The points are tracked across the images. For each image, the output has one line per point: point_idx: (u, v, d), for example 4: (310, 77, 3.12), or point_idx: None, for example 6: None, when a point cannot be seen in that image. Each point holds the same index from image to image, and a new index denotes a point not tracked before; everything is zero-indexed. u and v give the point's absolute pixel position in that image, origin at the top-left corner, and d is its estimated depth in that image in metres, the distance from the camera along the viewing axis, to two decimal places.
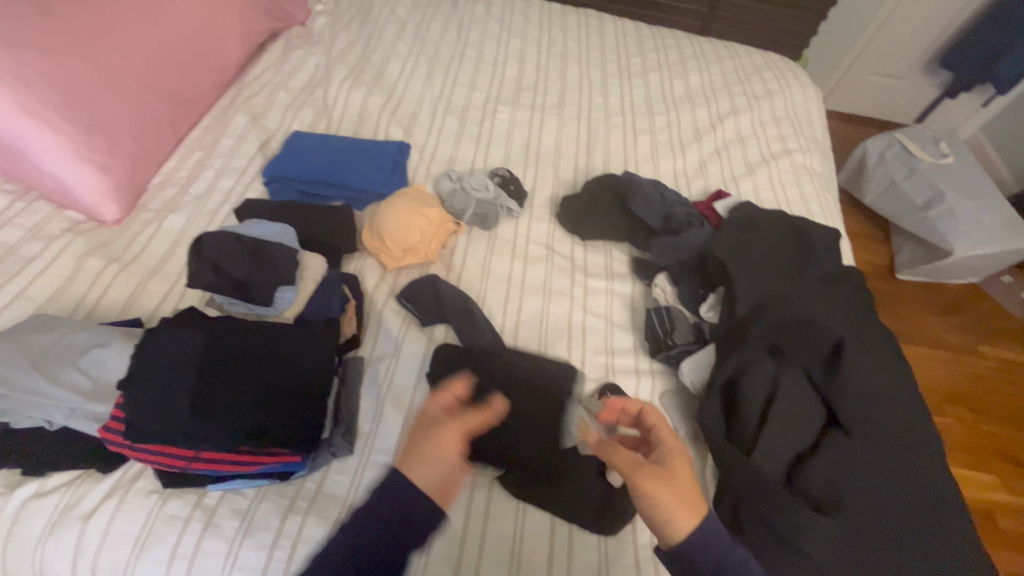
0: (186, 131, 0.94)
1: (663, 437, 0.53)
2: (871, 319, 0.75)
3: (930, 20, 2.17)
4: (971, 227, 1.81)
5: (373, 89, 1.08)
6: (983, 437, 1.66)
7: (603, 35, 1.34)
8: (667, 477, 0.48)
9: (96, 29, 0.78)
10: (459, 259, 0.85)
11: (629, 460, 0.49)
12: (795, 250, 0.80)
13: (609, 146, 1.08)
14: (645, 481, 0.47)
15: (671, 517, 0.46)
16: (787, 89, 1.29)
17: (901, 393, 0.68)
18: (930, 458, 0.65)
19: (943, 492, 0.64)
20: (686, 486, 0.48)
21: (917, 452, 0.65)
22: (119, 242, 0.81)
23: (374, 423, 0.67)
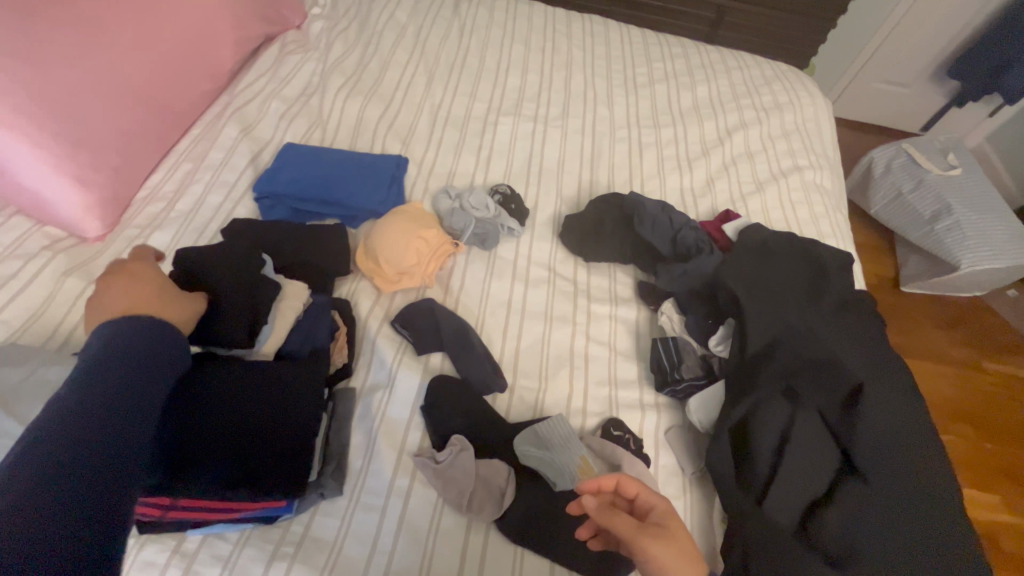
0: (174, 141, 0.90)
1: (650, 500, 0.52)
2: (886, 353, 0.72)
3: (939, 29, 2.13)
4: (978, 240, 1.78)
5: (370, 98, 1.04)
6: (988, 455, 1.63)
7: (608, 43, 1.31)
8: (668, 536, 0.47)
9: (80, 35, 0.73)
10: (457, 282, 0.81)
11: (628, 525, 0.48)
12: (808, 279, 0.77)
13: (614, 161, 1.04)
14: (648, 546, 0.47)
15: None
16: (797, 101, 1.25)
17: (918, 435, 0.65)
18: (949, 504, 0.62)
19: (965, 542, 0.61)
20: (685, 542, 0.48)
21: (936, 498, 0.62)
22: (102, 261, 0.77)
23: (366, 460, 0.64)
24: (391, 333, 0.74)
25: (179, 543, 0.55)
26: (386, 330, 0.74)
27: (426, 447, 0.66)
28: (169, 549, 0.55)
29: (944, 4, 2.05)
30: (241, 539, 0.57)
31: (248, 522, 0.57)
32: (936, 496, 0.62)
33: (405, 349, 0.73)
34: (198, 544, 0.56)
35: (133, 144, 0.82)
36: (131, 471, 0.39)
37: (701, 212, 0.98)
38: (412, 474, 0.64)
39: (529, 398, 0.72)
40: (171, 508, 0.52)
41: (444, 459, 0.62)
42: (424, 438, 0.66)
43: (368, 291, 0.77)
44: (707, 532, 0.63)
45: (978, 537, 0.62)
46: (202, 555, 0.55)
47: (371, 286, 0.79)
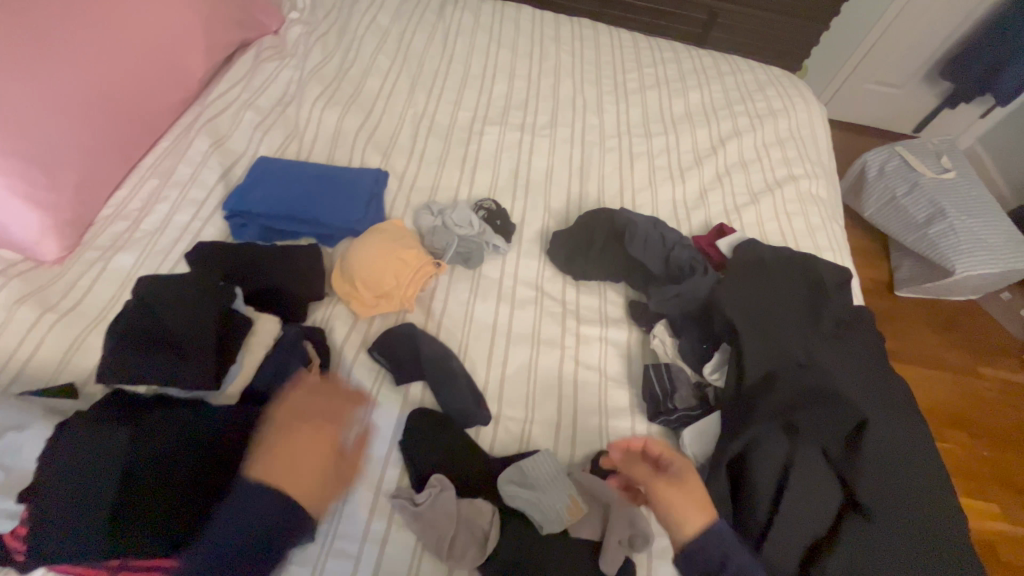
0: (140, 156, 0.85)
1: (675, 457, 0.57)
2: (888, 378, 0.69)
3: (932, 30, 2.11)
4: (973, 245, 1.76)
5: (349, 108, 1.00)
6: (984, 462, 1.61)
7: (598, 47, 1.27)
8: (677, 481, 0.55)
9: (35, 46, 0.68)
10: (439, 304, 0.77)
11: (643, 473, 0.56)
12: (807, 299, 0.74)
13: (604, 171, 1.01)
14: (660, 492, 0.54)
15: (682, 518, 0.52)
16: (791, 107, 1.22)
17: (923, 466, 0.62)
18: (956, 541, 0.59)
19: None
20: (695, 489, 0.54)
21: (942, 535, 0.59)
22: (58, 286, 0.72)
23: (339, 502, 0.60)
24: (369, 362, 0.70)
25: None
26: (363, 358, 0.69)
27: (404, 486, 0.61)
28: None
29: (937, 5, 2.03)
30: None
31: None
32: (943, 534, 0.59)
33: (383, 378, 0.69)
34: None
35: (95, 161, 0.77)
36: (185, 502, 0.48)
37: (694, 225, 0.95)
38: (390, 516, 0.60)
39: (516, 429, 0.68)
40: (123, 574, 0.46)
41: (424, 501, 0.58)
42: (402, 476, 0.62)
43: (344, 315, 0.73)
44: None
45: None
46: None
47: (347, 310, 0.74)
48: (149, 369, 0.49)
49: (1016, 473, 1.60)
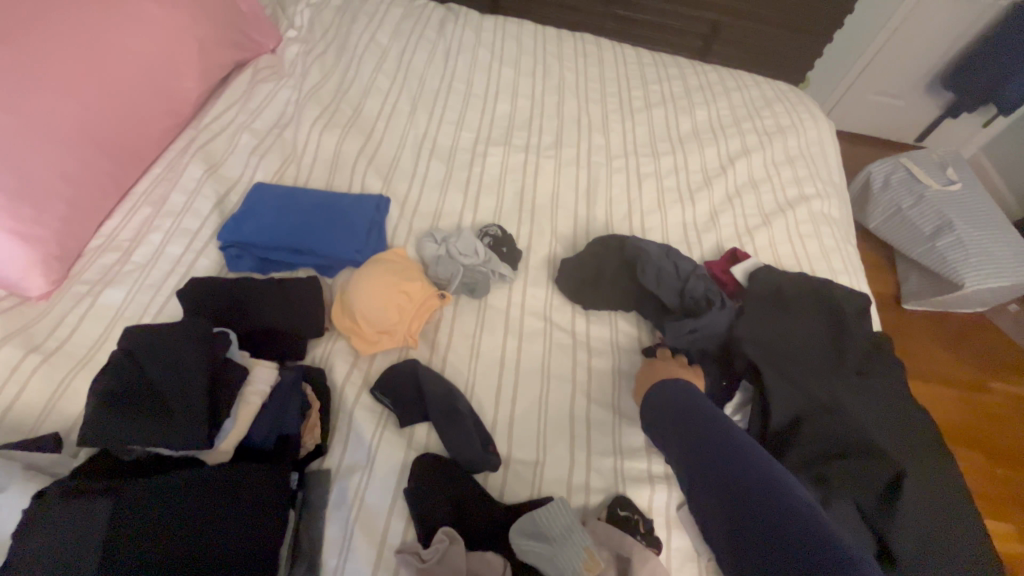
0: (131, 183, 0.82)
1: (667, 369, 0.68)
2: (915, 415, 0.66)
3: (934, 41, 2.10)
4: (982, 258, 1.73)
5: (349, 130, 0.97)
6: (999, 482, 1.58)
7: (602, 64, 1.25)
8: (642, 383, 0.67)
9: (20, 76, 0.65)
10: (444, 338, 0.74)
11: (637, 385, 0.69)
12: (828, 332, 0.71)
13: (611, 193, 0.98)
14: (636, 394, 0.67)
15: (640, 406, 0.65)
16: (799, 124, 1.20)
17: (956, 515, 0.59)
18: None
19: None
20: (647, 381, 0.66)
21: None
22: (43, 324, 0.69)
23: (340, 559, 0.56)
24: (371, 403, 0.66)
25: None
26: (365, 399, 0.66)
27: (410, 540, 0.58)
28: None
29: (938, 17, 2.01)
30: None
31: None
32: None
33: (385, 420, 0.65)
34: None
35: (83, 192, 0.73)
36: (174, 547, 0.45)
37: (706, 249, 0.92)
38: (395, 573, 0.56)
39: (527, 474, 0.64)
40: None
41: (431, 557, 0.54)
42: (408, 529, 0.59)
43: (344, 352, 0.70)
44: None
45: None
46: None
47: (348, 346, 0.71)
48: (126, 431, 0.46)
49: None
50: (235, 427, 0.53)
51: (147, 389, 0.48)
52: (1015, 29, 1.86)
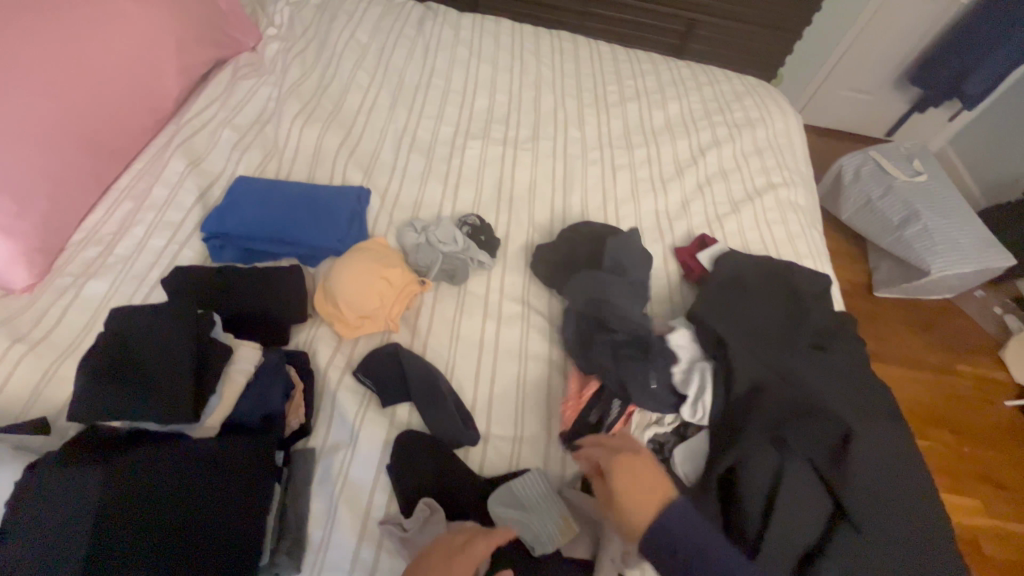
0: (113, 178, 0.83)
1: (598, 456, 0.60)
2: (869, 385, 0.70)
3: (900, 38, 2.17)
4: (947, 246, 1.80)
5: (329, 125, 0.99)
6: (966, 461, 1.64)
7: (578, 60, 1.28)
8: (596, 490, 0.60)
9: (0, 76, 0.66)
10: (425, 322, 0.77)
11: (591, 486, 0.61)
12: (788, 311, 0.75)
13: (587, 184, 1.01)
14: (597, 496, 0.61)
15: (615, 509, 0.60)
16: (768, 117, 1.24)
17: (906, 475, 0.63)
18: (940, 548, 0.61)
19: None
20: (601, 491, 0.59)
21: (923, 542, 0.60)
22: (27, 315, 0.70)
23: (326, 532, 0.58)
24: (354, 384, 0.68)
25: None
26: (348, 381, 0.68)
27: (393, 512, 0.60)
28: None
29: (904, 15, 2.09)
30: None
31: None
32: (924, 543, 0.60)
33: (368, 401, 0.68)
34: None
35: (65, 187, 0.75)
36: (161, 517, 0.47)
37: (677, 236, 0.95)
38: (378, 543, 0.59)
39: (505, 449, 0.67)
40: None
41: (412, 526, 0.57)
42: (390, 502, 0.61)
43: (327, 338, 0.72)
44: None
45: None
46: None
47: (331, 331, 0.73)
48: (116, 406, 0.48)
49: (997, 470, 1.64)
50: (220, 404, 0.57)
51: (136, 368, 0.50)
52: (975, 27, 1.94)
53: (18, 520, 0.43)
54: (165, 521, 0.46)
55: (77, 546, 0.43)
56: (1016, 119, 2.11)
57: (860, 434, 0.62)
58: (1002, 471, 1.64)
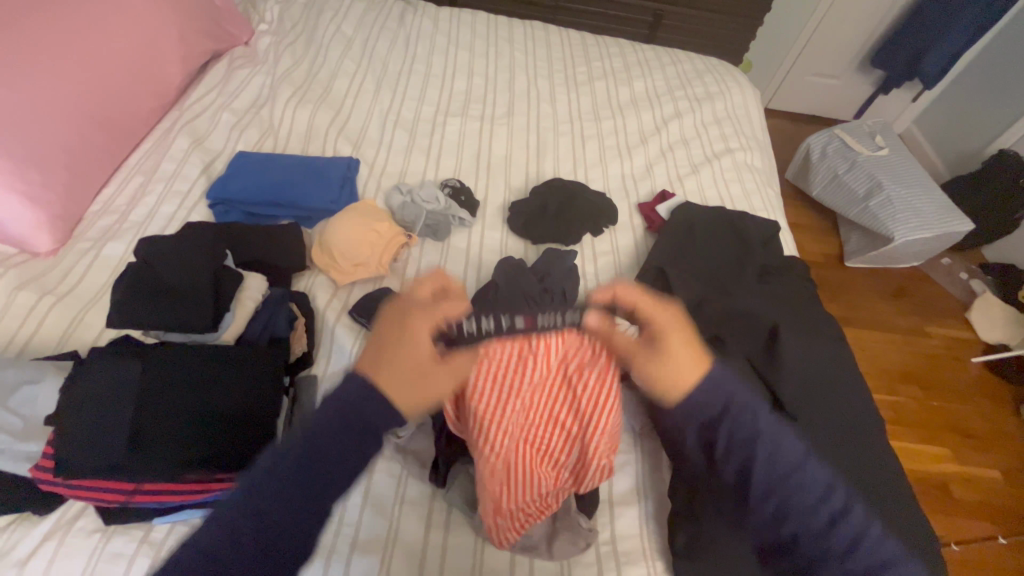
0: (123, 156, 0.91)
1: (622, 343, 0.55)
2: (806, 306, 0.80)
3: (859, 24, 2.25)
4: (908, 214, 1.88)
5: (319, 106, 1.08)
6: (934, 413, 1.73)
7: (549, 45, 1.38)
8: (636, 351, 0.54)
9: (19, 60, 0.73)
10: (412, 271, 0.85)
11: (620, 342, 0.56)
12: (736, 247, 0.86)
13: (559, 153, 1.10)
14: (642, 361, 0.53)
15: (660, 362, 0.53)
16: (726, 91, 1.34)
17: (838, 382, 0.74)
18: (862, 440, 0.72)
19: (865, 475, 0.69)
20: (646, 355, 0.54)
21: (850, 439, 0.71)
22: (54, 274, 0.78)
23: None
24: (350, 322, 0.77)
25: (147, 533, 0.57)
26: (344, 319, 0.77)
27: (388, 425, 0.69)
28: (137, 539, 0.57)
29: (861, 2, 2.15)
30: None
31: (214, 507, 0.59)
32: (844, 431, 0.71)
33: (363, 336, 0.76)
34: (165, 533, 0.58)
35: (82, 162, 0.82)
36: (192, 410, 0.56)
37: (641, 194, 1.05)
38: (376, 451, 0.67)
39: None
40: (135, 492, 0.54)
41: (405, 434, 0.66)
42: None
43: (324, 285, 0.80)
44: (656, 479, 0.71)
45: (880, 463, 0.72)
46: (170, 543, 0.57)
47: (328, 280, 0.81)
48: (155, 315, 0.61)
49: (964, 421, 1.73)
50: (233, 323, 0.65)
51: (160, 289, 0.62)
52: (926, 10, 2.01)
53: (63, 406, 0.52)
54: (195, 415, 0.56)
55: (117, 430, 0.53)
56: (974, 94, 2.22)
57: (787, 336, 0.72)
58: (969, 422, 1.73)
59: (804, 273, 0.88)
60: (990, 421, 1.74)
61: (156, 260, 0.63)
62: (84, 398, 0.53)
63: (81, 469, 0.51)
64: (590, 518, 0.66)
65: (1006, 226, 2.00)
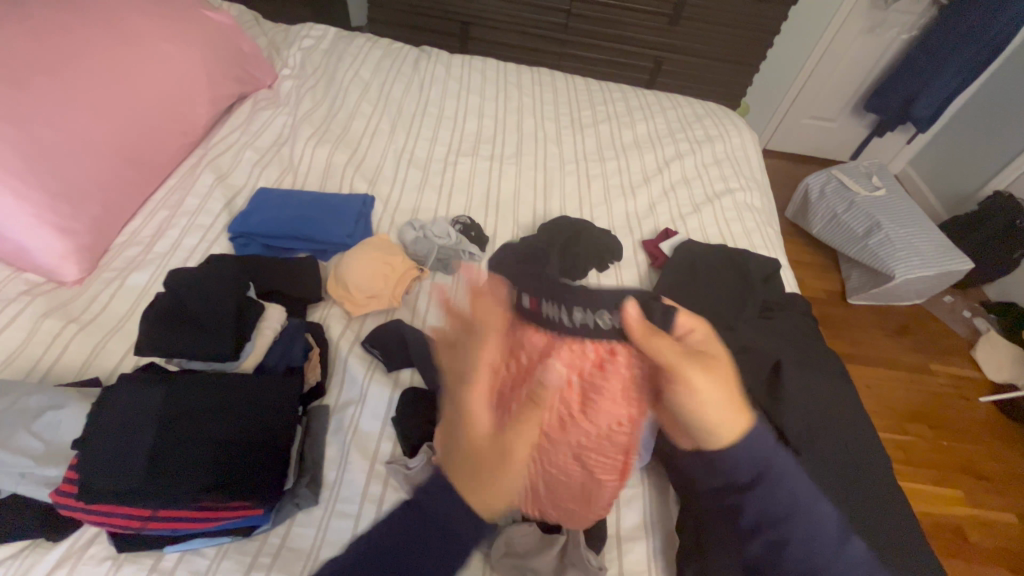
0: (150, 191, 0.96)
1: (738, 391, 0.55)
2: (810, 344, 0.88)
3: (852, 71, 2.32)
4: (907, 251, 1.84)
5: (338, 145, 1.14)
6: (946, 453, 1.61)
7: (555, 90, 1.45)
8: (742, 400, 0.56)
9: (58, 101, 0.78)
10: (423, 304, 0.89)
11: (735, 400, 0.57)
12: (737, 284, 0.92)
13: (565, 191, 1.15)
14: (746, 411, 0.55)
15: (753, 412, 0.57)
16: (726, 133, 1.39)
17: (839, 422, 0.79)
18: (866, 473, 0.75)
19: (857, 518, 0.70)
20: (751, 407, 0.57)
21: (853, 471, 0.74)
22: (79, 303, 0.80)
23: (340, 472, 0.68)
24: (363, 353, 0.79)
25: (156, 562, 0.57)
26: (357, 350, 0.79)
27: (397, 455, 0.70)
28: (146, 568, 0.57)
29: (852, 51, 2.24)
30: (218, 554, 0.59)
31: (225, 536, 0.60)
32: (850, 467, 0.74)
33: (375, 366, 0.78)
34: (175, 562, 0.58)
35: (113, 197, 0.86)
36: (204, 439, 0.57)
37: (645, 231, 1.09)
38: (385, 481, 0.68)
39: None
40: (150, 519, 0.55)
41: (415, 465, 0.66)
42: (395, 448, 0.71)
43: (339, 316, 0.84)
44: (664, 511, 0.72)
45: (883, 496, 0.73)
46: (179, 572, 0.57)
47: (341, 311, 0.85)
48: (179, 341, 0.64)
49: (983, 464, 1.61)
50: (255, 351, 0.70)
51: (180, 321, 0.66)
52: (915, 57, 2.09)
53: (90, 429, 0.54)
54: (206, 439, 0.58)
55: (145, 447, 0.55)
56: (965, 138, 2.30)
57: (788, 366, 0.79)
58: (988, 463, 1.61)
59: (794, 312, 0.92)
60: (1005, 463, 1.62)
61: (185, 292, 0.67)
62: (111, 424, 0.55)
63: (101, 493, 0.53)
64: (598, 554, 0.66)
65: (1003, 266, 2.00)
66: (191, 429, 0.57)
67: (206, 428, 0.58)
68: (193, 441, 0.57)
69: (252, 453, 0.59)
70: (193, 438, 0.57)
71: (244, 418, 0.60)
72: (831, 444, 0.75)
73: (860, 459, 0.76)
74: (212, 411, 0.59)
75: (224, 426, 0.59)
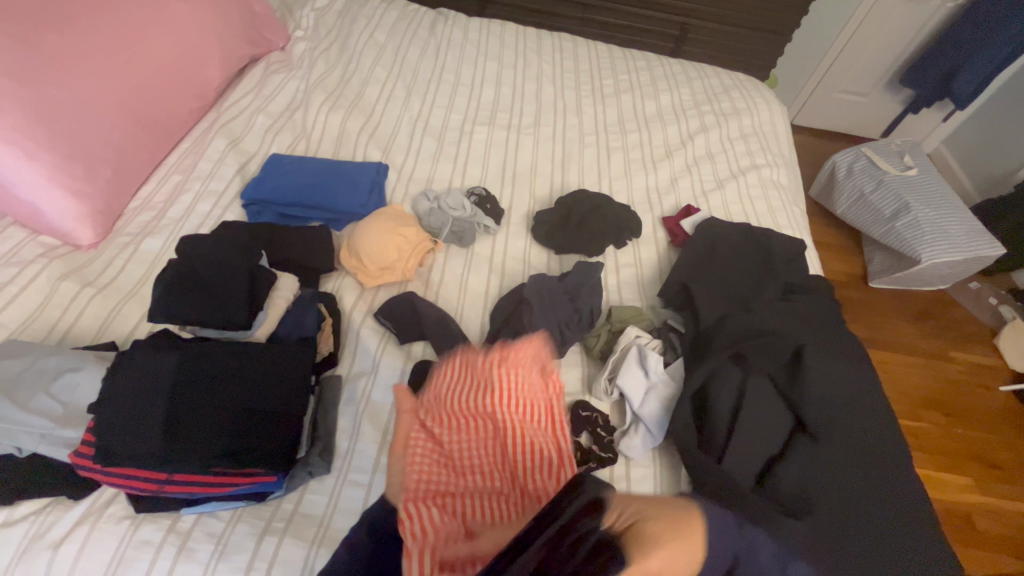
0: (163, 155, 0.94)
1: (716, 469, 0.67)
2: (831, 328, 0.85)
3: (891, 42, 2.19)
4: (937, 234, 1.76)
5: (351, 112, 1.11)
6: (961, 442, 1.59)
7: (576, 57, 1.39)
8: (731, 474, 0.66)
9: (65, 62, 0.76)
10: (436, 277, 0.87)
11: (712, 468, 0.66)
12: (758, 265, 0.89)
13: (584, 164, 1.11)
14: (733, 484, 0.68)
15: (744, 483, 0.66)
16: (753, 106, 1.33)
17: (856, 409, 0.77)
18: (877, 461, 0.74)
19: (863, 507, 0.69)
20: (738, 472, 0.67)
21: (865, 460, 0.73)
22: (95, 266, 0.80)
23: (352, 441, 0.68)
24: (375, 325, 0.79)
25: (173, 523, 0.59)
26: (369, 322, 0.79)
27: None
28: (164, 528, 0.58)
29: (891, 21, 2.11)
30: (232, 518, 0.60)
31: (240, 500, 0.61)
32: (863, 455, 0.73)
33: (387, 338, 0.78)
34: (191, 523, 0.59)
35: (125, 161, 0.85)
36: (218, 408, 0.58)
37: (665, 208, 1.06)
38: None
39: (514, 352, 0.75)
40: (166, 482, 0.56)
41: None
42: None
43: (351, 287, 0.83)
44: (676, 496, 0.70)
45: (892, 487, 0.72)
46: (196, 533, 0.58)
47: (354, 281, 0.84)
48: (192, 310, 0.64)
49: (999, 454, 1.58)
50: (266, 321, 0.70)
51: (191, 289, 0.65)
52: (960, 29, 1.96)
53: (107, 394, 0.55)
54: (219, 406, 0.58)
55: (158, 413, 0.55)
56: (1003, 116, 2.18)
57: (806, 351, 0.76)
58: (1005, 453, 1.59)
59: (815, 295, 0.89)
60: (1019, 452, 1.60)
61: (198, 260, 0.67)
62: (125, 390, 0.55)
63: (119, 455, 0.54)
64: None
65: None
66: (206, 396, 0.58)
67: (218, 397, 0.58)
68: (207, 410, 0.57)
69: (265, 421, 0.59)
70: (206, 406, 0.57)
71: (259, 386, 0.61)
72: (849, 431, 0.73)
73: (875, 447, 0.75)
74: (226, 380, 0.59)
75: (237, 396, 0.59)
